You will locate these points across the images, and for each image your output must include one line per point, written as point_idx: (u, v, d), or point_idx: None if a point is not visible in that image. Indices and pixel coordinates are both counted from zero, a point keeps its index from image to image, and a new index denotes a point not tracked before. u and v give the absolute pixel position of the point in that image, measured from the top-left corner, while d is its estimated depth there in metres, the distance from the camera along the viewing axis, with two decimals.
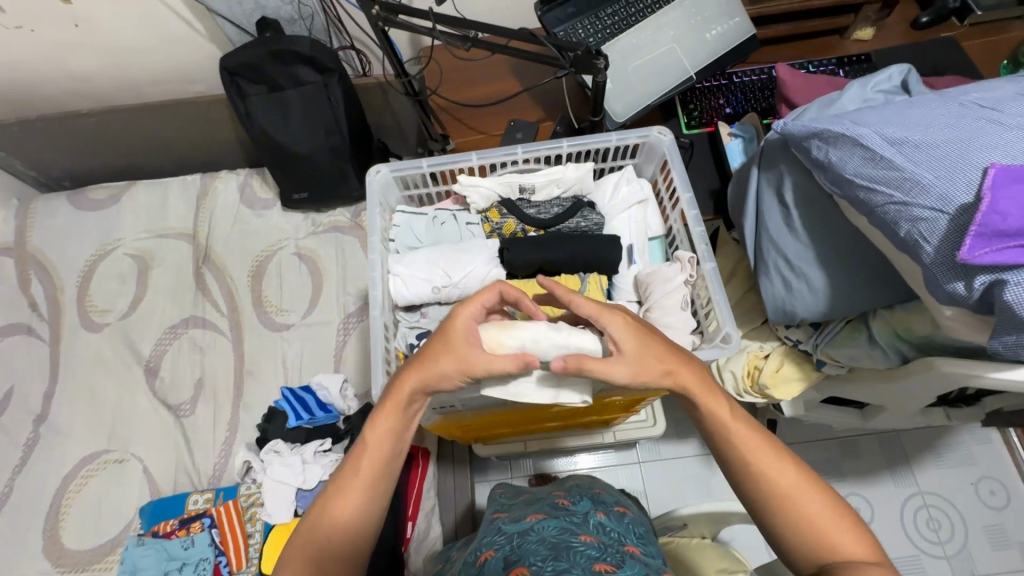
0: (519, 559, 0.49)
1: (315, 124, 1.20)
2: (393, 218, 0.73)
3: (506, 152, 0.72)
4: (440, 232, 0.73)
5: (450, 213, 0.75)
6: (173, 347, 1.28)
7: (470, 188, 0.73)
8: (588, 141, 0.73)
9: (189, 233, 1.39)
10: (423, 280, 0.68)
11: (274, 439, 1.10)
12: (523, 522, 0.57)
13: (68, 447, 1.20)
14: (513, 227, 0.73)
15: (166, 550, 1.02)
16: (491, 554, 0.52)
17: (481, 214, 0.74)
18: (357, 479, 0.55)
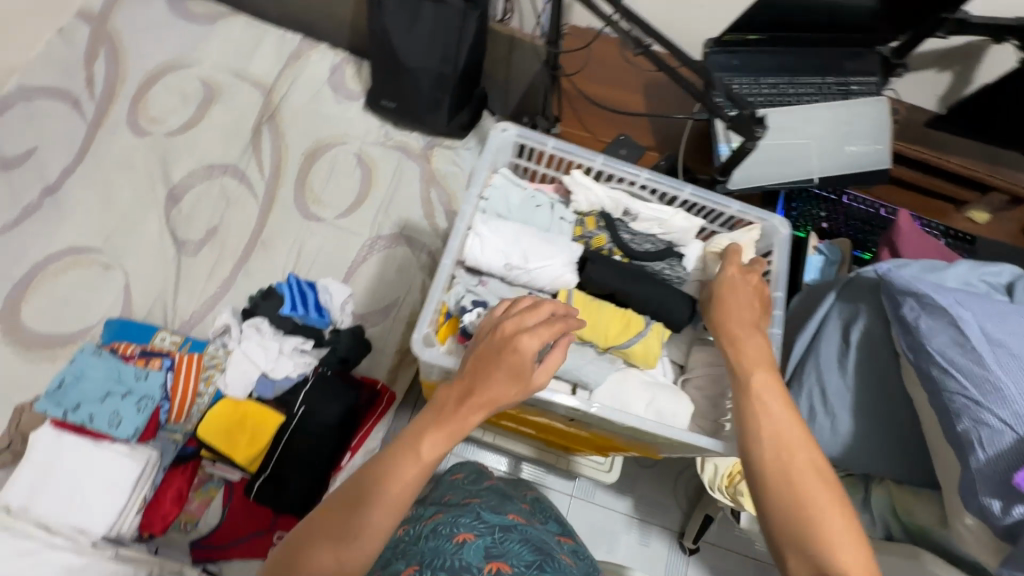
0: (499, 554, 0.66)
1: (434, 46, 1.15)
2: (493, 179, 0.71)
3: (631, 169, 0.71)
4: (531, 213, 0.71)
5: (549, 200, 0.73)
6: (203, 186, 1.25)
7: (580, 186, 0.72)
8: (708, 197, 0.72)
9: (265, 87, 1.36)
10: (500, 254, 0.66)
11: (260, 317, 1.08)
12: (505, 519, 0.74)
13: (62, 230, 1.18)
14: (600, 244, 0.71)
15: (112, 373, 0.96)
16: (469, 539, 0.69)
17: (577, 215, 0.73)
18: (384, 499, 0.51)
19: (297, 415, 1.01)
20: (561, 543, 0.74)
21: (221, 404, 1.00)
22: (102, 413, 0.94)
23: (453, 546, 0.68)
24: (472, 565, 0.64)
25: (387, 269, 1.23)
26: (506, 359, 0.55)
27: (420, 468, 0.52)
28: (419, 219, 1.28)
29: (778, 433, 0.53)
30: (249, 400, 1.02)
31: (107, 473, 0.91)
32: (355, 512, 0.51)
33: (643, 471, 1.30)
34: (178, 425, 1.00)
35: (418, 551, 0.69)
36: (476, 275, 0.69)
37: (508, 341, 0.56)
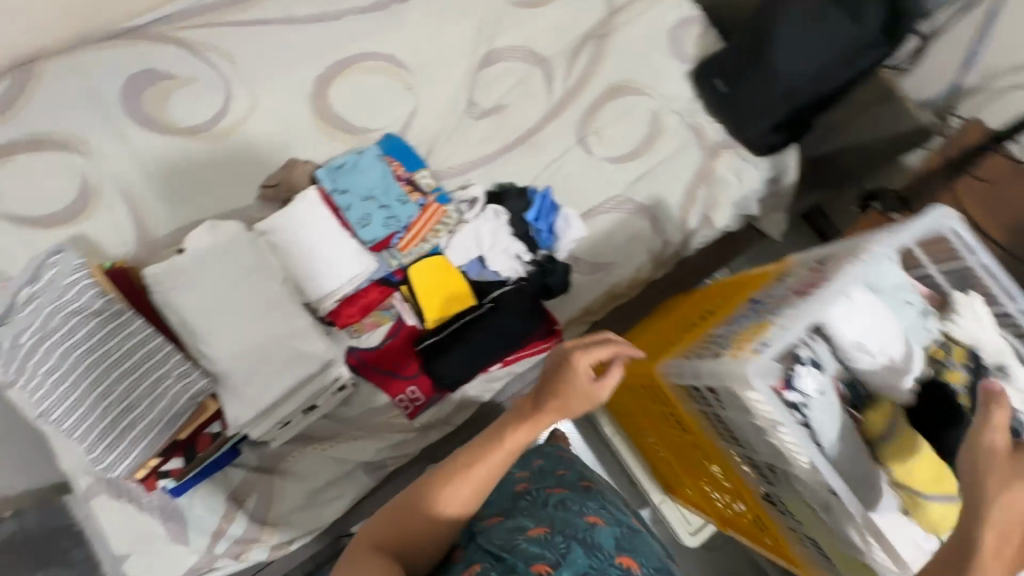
0: (627, 549, 0.73)
1: (821, 57, 1.05)
2: (885, 251, 0.71)
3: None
4: (908, 313, 0.73)
5: (921, 304, 0.75)
6: (513, 64, 1.28)
7: (977, 323, 0.74)
8: None
9: (613, 6, 1.34)
10: (859, 333, 0.70)
11: (505, 209, 1.10)
12: (625, 520, 0.80)
13: (391, 33, 1.24)
14: (952, 379, 0.76)
15: (381, 183, 1.05)
16: (599, 524, 0.75)
17: (947, 343, 0.76)
18: (472, 475, 0.69)
19: (485, 307, 1.08)
20: (672, 564, 0.78)
21: (436, 260, 1.07)
22: (358, 211, 1.03)
23: (585, 524, 0.74)
24: (604, 548, 0.71)
25: (619, 232, 1.21)
26: (567, 394, 0.69)
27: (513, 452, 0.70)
28: (673, 205, 1.24)
29: None
30: (458, 271, 1.08)
31: (337, 257, 1.01)
32: (433, 499, 0.69)
33: (705, 546, 1.28)
34: (396, 253, 1.06)
35: (545, 516, 0.77)
36: (821, 333, 0.73)
37: (567, 388, 0.68)
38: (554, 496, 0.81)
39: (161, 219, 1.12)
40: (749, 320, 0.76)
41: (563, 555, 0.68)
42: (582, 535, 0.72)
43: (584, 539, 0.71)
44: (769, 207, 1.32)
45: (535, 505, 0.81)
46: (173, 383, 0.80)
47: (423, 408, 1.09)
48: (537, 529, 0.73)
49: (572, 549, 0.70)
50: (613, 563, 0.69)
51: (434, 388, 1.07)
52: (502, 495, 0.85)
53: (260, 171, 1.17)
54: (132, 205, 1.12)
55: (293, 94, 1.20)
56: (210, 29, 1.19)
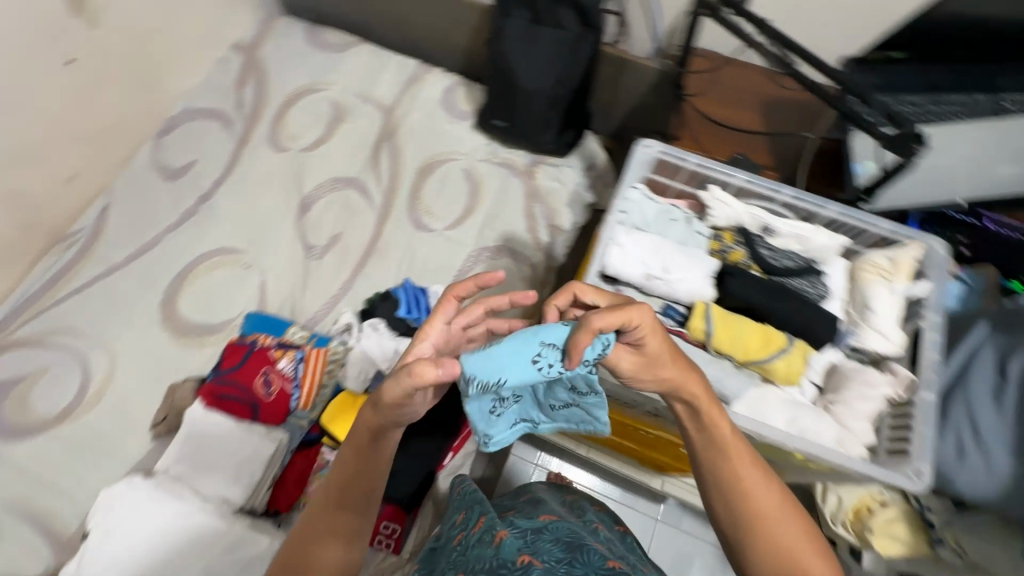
0: (531, 551, 0.71)
1: (550, 69, 1.21)
2: (630, 192, 0.76)
3: (774, 187, 0.76)
4: (667, 226, 0.75)
5: (686, 215, 0.77)
6: (329, 196, 1.38)
7: (717, 202, 0.76)
8: (857, 216, 0.74)
9: (387, 109, 1.49)
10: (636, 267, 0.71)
11: (378, 318, 1.16)
12: (536, 521, 0.81)
13: (215, 231, 1.34)
14: (736, 259, 0.74)
15: (254, 360, 1.07)
16: (505, 537, 0.73)
17: (713, 230, 0.77)
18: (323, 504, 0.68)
19: None
20: (590, 540, 0.77)
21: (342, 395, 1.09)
22: (247, 395, 1.05)
23: (493, 548, 0.72)
24: (506, 561, 0.69)
25: (491, 280, 1.29)
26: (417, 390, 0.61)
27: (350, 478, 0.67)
28: (522, 233, 1.34)
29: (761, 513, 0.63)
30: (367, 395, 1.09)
31: (244, 449, 1.01)
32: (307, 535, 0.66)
33: None
34: (302, 413, 1.09)
35: (468, 560, 0.72)
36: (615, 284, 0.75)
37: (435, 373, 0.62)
38: (481, 523, 0.80)
39: (66, 514, 1.08)
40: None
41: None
42: (495, 561, 0.69)
43: (492, 565, 0.69)
44: (601, 188, 1.45)
45: (461, 552, 0.76)
46: None
47: (404, 536, 1.06)
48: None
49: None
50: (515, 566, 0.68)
51: (400, 512, 1.06)
52: (444, 554, 0.80)
53: (145, 416, 1.16)
54: (31, 518, 1.07)
55: (147, 328, 1.23)
56: (40, 317, 1.22)
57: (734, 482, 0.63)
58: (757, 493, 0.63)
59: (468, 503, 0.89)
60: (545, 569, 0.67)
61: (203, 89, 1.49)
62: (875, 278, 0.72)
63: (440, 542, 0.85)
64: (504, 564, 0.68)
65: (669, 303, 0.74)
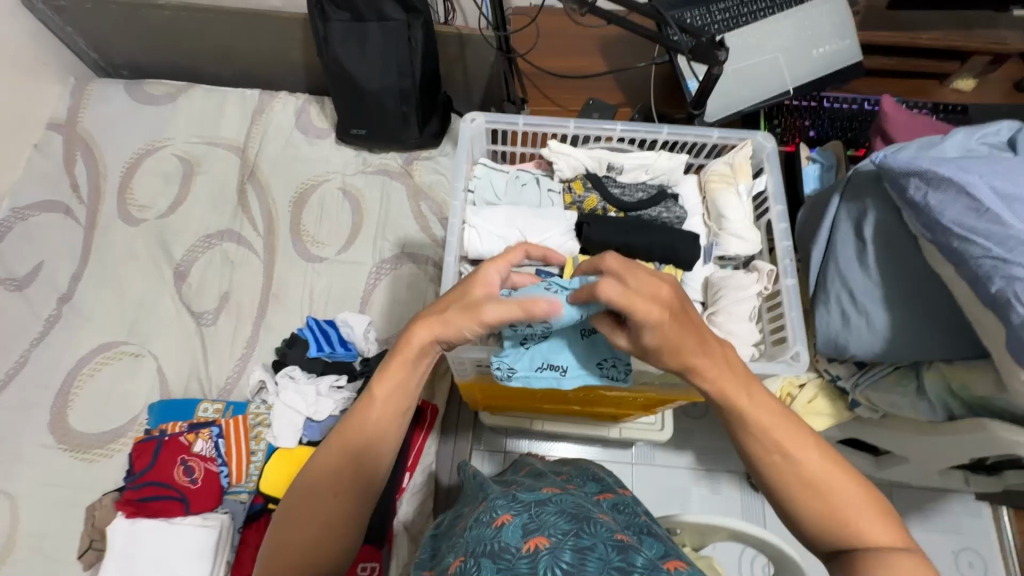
0: (537, 529, 0.54)
1: (389, 64, 1.17)
2: (475, 169, 0.76)
3: (603, 126, 0.75)
4: (519, 193, 0.75)
5: (533, 177, 0.77)
6: (205, 256, 1.28)
7: (559, 155, 0.76)
8: (687, 131, 0.76)
9: (241, 148, 1.39)
10: (498, 239, 0.70)
11: (292, 365, 1.10)
12: (539, 493, 0.63)
13: (90, 330, 1.21)
14: (592, 206, 0.75)
15: (168, 452, 0.99)
16: (508, 519, 0.56)
17: (564, 183, 0.77)
18: (331, 458, 0.57)
19: None
20: (597, 512, 0.60)
21: (278, 454, 1.03)
22: (171, 491, 0.97)
23: (494, 532, 0.56)
24: (510, 547, 0.52)
25: (399, 290, 1.25)
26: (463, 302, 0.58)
27: (368, 432, 0.58)
28: (417, 235, 1.30)
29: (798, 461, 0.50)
30: (303, 445, 1.04)
31: (186, 546, 0.94)
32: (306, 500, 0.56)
33: (694, 423, 1.34)
34: (239, 487, 1.02)
35: (466, 540, 0.58)
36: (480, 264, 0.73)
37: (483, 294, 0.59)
38: (483, 508, 0.64)
39: None
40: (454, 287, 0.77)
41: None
42: (492, 543, 0.53)
43: (492, 551, 0.53)
44: None
45: (460, 533, 0.62)
46: None
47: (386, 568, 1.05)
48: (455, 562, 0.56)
49: (481, 569, 0.51)
50: (521, 556, 0.50)
51: (372, 547, 1.04)
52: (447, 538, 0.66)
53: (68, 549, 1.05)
54: None
55: (41, 457, 1.10)
56: None
57: (769, 444, 0.51)
58: (803, 458, 0.49)
59: (472, 501, 0.71)
60: (553, 551, 0.50)
61: (28, 181, 1.33)
62: (722, 186, 0.74)
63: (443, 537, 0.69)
64: (506, 552, 0.51)
65: (541, 267, 0.73)
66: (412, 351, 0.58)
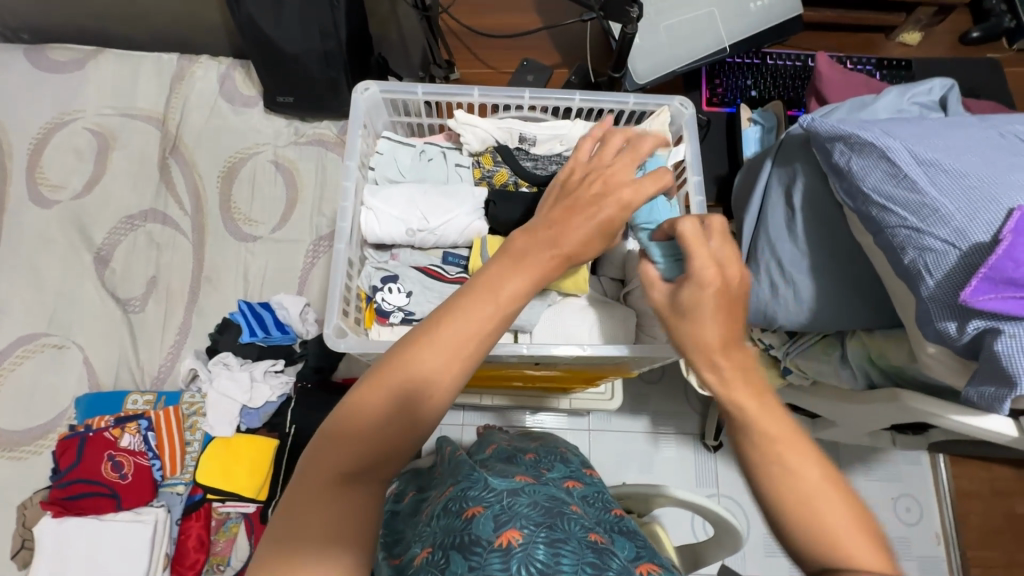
0: (509, 521, 0.55)
1: (309, 24, 1.07)
2: (376, 144, 0.72)
3: (511, 94, 0.70)
4: (424, 168, 0.71)
5: (440, 151, 0.73)
6: (129, 238, 1.21)
7: (465, 126, 0.71)
8: (601, 99, 0.72)
9: (161, 120, 1.28)
10: (396, 221, 0.67)
11: (225, 351, 1.06)
12: (514, 482, 0.65)
13: (6, 321, 1.14)
14: (502, 179, 0.71)
15: (93, 449, 0.96)
16: (480, 510, 0.58)
17: (473, 157, 0.73)
18: (416, 368, 0.42)
19: (291, 432, 1.01)
20: (571, 504, 0.62)
21: (216, 444, 1.00)
22: (99, 488, 0.94)
23: (465, 522, 0.58)
24: (482, 539, 0.55)
25: None
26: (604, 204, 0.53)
27: (459, 359, 0.44)
28: None
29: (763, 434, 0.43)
30: (239, 434, 1.01)
31: (120, 540, 0.92)
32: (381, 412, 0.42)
33: (648, 388, 1.34)
34: (176, 479, 1.00)
35: (437, 529, 0.60)
36: (384, 249, 0.70)
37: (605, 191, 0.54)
38: (447, 494, 0.65)
39: None
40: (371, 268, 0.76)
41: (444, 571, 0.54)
42: (463, 535, 0.56)
43: (464, 543, 0.55)
44: None
45: (431, 518, 0.64)
46: None
47: None
48: (425, 552, 0.58)
49: (450, 562, 0.54)
50: (493, 550, 0.53)
51: None
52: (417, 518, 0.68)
53: None
54: None
55: None
56: None
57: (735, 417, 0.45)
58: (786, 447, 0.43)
59: (441, 479, 0.72)
60: (526, 547, 0.52)
61: None
62: None
63: (403, 518, 0.71)
64: (479, 546, 0.53)
65: (448, 250, 0.71)
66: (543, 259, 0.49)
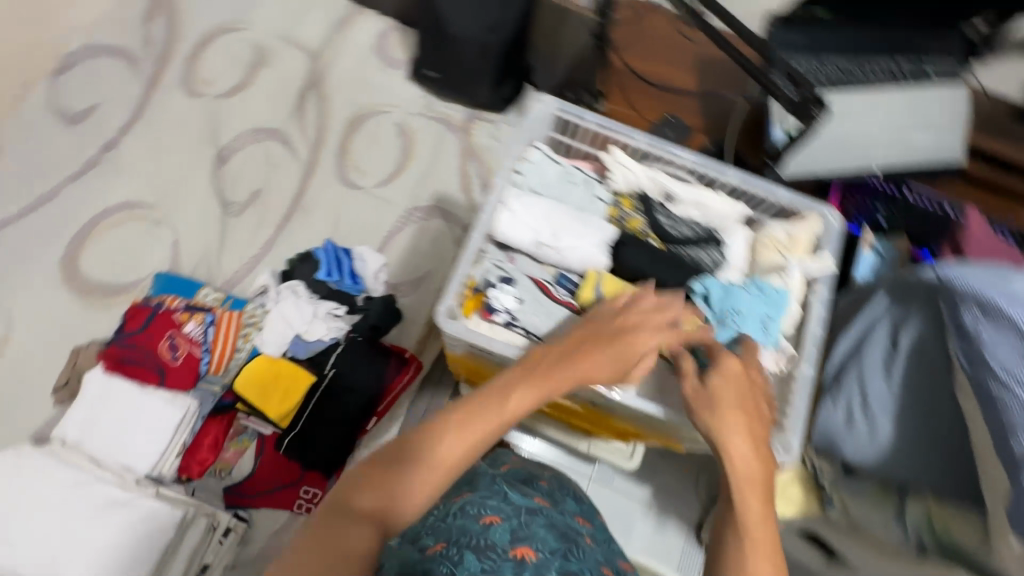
0: (525, 538, 0.62)
1: (479, 15, 1.12)
2: (528, 151, 0.75)
3: (671, 156, 0.77)
4: (566, 188, 0.74)
5: (585, 177, 0.75)
6: (250, 148, 1.29)
7: (618, 165, 0.75)
8: (755, 184, 0.76)
9: (314, 53, 1.37)
10: (528, 233, 0.70)
11: (297, 280, 1.11)
12: (527, 500, 0.70)
13: (123, 183, 1.23)
14: (635, 228, 0.73)
15: (158, 324, 1.01)
16: (497, 520, 0.64)
17: (614, 196, 0.75)
18: (465, 432, 0.57)
19: (327, 376, 1.05)
20: (580, 533, 0.68)
21: (257, 362, 1.03)
22: (151, 362, 1.00)
23: (479, 527, 0.64)
24: (498, 545, 0.61)
25: (423, 240, 1.24)
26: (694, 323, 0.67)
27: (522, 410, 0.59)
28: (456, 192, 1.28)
29: (743, 526, 0.53)
30: (284, 359, 1.05)
31: (153, 416, 0.98)
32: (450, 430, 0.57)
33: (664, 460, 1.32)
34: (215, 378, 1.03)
35: (448, 527, 0.64)
36: (505, 250, 0.73)
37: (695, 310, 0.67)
38: (457, 501, 0.69)
39: None
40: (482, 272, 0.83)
41: (455, 565, 0.59)
42: (479, 539, 0.61)
43: (480, 545, 0.61)
44: None
45: (439, 514, 0.69)
46: None
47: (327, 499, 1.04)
48: (434, 545, 0.62)
49: (464, 558, 0.59)
50: (507, 558, 0.59)
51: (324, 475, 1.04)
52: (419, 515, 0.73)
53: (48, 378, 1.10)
54: None
55: (48, 288, 1.14)
56: None
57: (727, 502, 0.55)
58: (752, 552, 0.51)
59: (449, 485, 0.76)
60: (540, 567, 0.59)
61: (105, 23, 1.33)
62: (774, 253, 0.72)
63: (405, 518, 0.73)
64: (498, 554, 0.60)
65: (563, 272, 0.72)
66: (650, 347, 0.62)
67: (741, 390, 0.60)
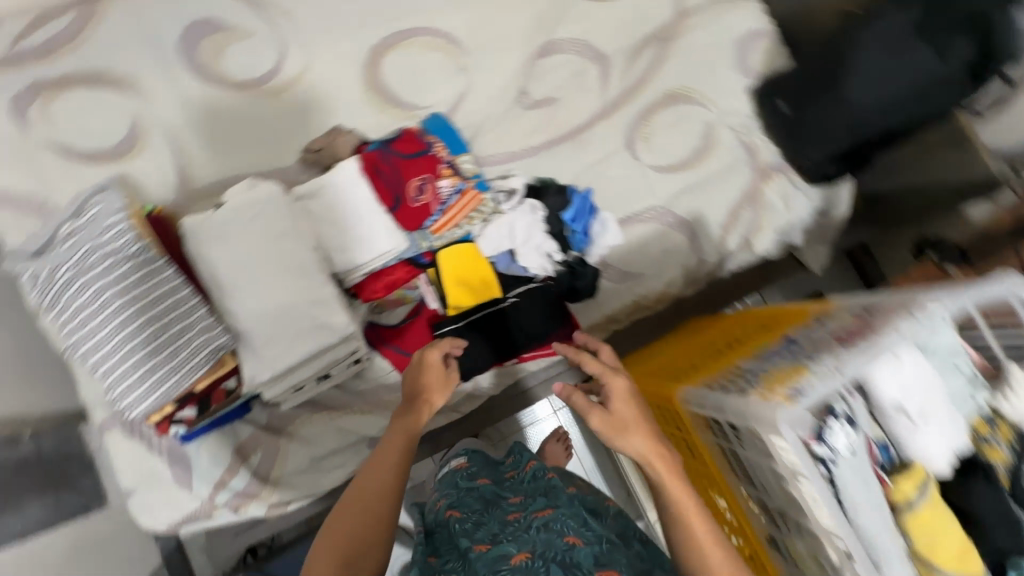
0: (608, 563, 0.70)
1: (902, 68, 0.97)
2: (940, 309, 0.64)
3: None
4: (957, 376, 0.64)
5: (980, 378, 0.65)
6: (572, 56, 1.25)
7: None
8: None
9: (682, 8, 1.28)
10: (900, 394, 0.62)
11: (542, 205, 1.09)
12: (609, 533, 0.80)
13: (454, 13, 1.22)
14: (992, 457, 0.68)
15: (421, 161, 1.03)
16: (578, 541, 0.73)
17: (995, 417, 0.68)
18: (380, 462, 0.75)
19: (508, 302, 1.08)
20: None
21: (466, 247, 1.05)
22: (395, 187, 1.02)
23: (565, 545, 0.73)
24: (582, 565, 0.69)
25: (655, 244, 1.19)
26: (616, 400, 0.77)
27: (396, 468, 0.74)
28: (714, 224, 1.20)
29: None
30: (487, 262, 1.06)
31: (369, 231, 0.99)
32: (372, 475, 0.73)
33: None
34: (428, 236, 1.04)
35: (529, 538, 0.76)
36: (857, 390, 0.65)
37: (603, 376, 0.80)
38: (537, 519, 0.80)
39: (201, 168, 1.14)
40: (780, 359, 0.73)
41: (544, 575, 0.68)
42: (552, 552, 0.71)
43: (564, 561, 0.70)
44: (812, 238, 1.28)
45: (517, 529, 0.80)
46: (196, 337, 0.82)
47: None
48: (518, 556, 0.72)
49: (550, 570, 0.68)
50: None
51: None
52: (494, 519, 0.85)
53: (303, 136, 1.17)
54: (174, 153, 1.13)
55: (347, 63, 1.19)
56: None
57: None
58: None
59: (530, 495, 0.90)
60: None
61: None
62: None
63: (476, 521, 0.86)
64: (579, 567, 0.69)
65: (891, 443, 0.65)
66: (627, 413, 0.76)
67: (665, 467, 0.72)
